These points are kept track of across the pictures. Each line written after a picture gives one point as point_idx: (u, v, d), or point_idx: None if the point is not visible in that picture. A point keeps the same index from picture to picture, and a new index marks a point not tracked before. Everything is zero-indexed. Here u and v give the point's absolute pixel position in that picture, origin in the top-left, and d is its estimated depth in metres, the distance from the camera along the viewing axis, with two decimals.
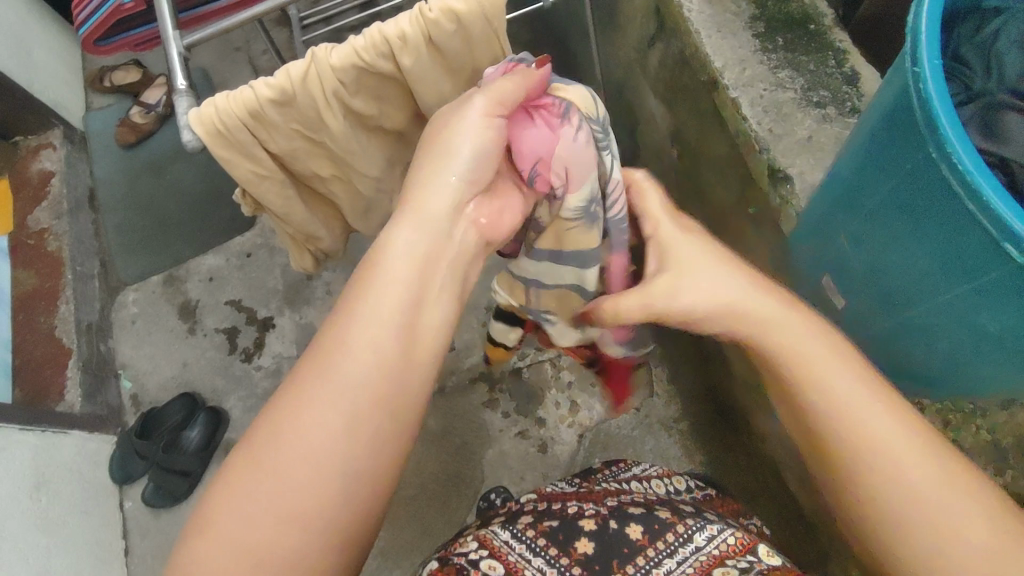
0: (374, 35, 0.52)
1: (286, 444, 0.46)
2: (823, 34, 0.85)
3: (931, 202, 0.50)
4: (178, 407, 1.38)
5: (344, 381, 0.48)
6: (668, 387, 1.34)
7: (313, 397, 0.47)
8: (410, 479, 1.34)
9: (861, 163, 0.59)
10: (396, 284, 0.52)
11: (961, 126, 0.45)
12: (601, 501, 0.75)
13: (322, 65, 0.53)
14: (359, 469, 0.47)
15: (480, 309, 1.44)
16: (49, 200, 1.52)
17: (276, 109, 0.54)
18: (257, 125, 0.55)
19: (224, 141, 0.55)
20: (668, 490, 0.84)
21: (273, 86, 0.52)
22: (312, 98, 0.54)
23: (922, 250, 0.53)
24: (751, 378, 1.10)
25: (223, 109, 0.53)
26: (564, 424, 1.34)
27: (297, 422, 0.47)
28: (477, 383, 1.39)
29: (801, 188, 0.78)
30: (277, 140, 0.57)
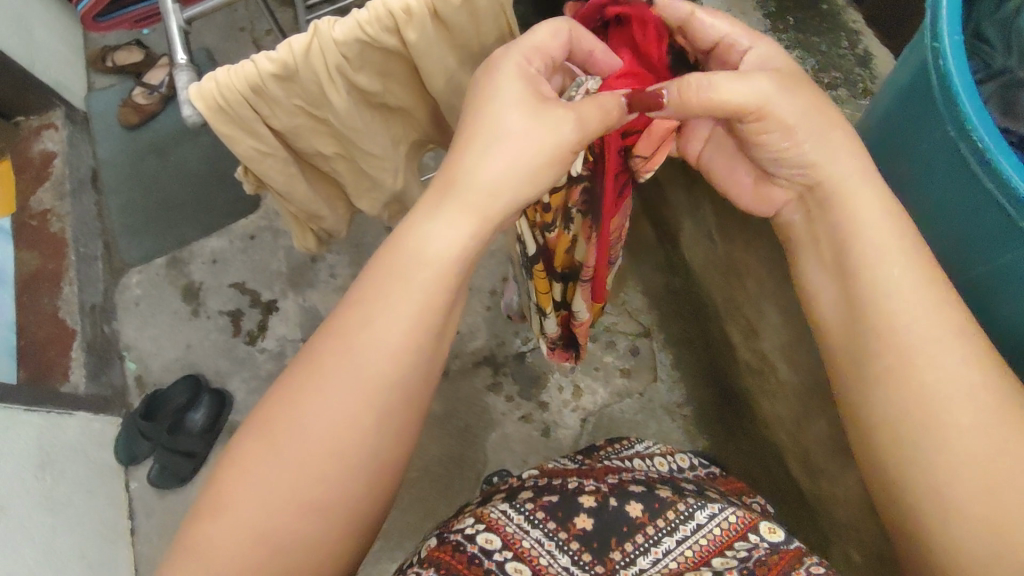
0: (377, 7, 0.51)
1: (310, 432, 0.50)
2: (836, 15, 0.84)
3: (950, 182, 0.49)
4: (182, 388, 1.38)
5: (376, 372, 0.51)
6: (672, 372, 1.35)
7: (332, 394, 0.50)
8: (413, 461, 1.34)
9: (878, 145, 0.58)
10: (426, 280, 0.52)
11: (980, 102, 0.44)
12: (602, 477, 0.75)
13: (325, 39, 0.51)
14: (372, 453, 0.51)
15: (484, 293, 1.43)
16: (52, 181, 1.51)
17: (278, 84, 0.53)
18: (259, 101, 0.54)
19: (226, 117, 0.54)
20: (671, 467, 0.84)
21: (274, 60, 0.51)
22: (314, 73, 0.53)
23: (942, 229, 0.53)
24: (755, 361, 1.10)
25: (224, 84, 0.52)
26: (568, 408, 1.34)
27: (321, 410, 0.50)
28: (480, 366, 1.39)
29: None
30: (280, 116, 0.57)
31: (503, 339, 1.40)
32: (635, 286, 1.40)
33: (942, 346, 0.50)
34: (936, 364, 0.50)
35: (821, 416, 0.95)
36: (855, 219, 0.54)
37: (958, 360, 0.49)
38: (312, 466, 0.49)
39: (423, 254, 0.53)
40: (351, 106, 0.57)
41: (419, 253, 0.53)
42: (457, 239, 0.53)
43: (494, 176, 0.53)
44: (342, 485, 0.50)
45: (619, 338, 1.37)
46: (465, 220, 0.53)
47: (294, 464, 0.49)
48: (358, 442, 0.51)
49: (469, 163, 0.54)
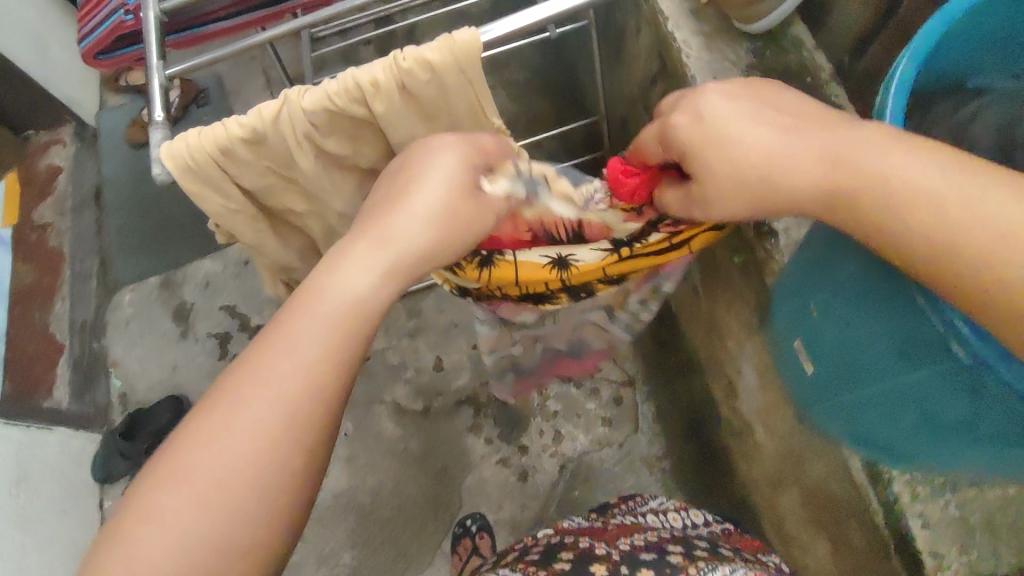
0: (346, 80, 0.51)
1: (212, 459, 0.42)
2: (820, 89, 0.82)
3: (881, 314, 0.46)
4: (165, 408, 1.36)
5: (297, 380, 0.45)
6: (654, 425, 1.35)
7: (249, 412, 0.43)
8: (388, 499, 1.34)
9: (808, 266, 0.56)
10: (335, 310, 0.48)
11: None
12: (617, 542, 0.80)
13: (294, 108, 0.51)
14: (278, 478, 0.43)
15: (471, 332, 1.44)
16: (54, 196, 1.59)
17: (247, 148, 0.53)
18: (228, 164, 0.54)
19: (196, 177, 0.54)
20: (684, 523, 0.90)
21: (245, 126, 0.51)
22: (283, 139, 0.53)
23: (873, 364, 0.49)
24: (736, 421, 1.10)
25: (194, 146, 0.52)
26: (547, 454, 1.34)
27: (226, 430, 0.43)
28: (462, 407, 1.39)
29: (786, 245, 0.71)
30: (250, 176, 0.57)
31: (486, 380, 1.40)
32: None
33: (918, 168, 0.41)
34: (951, 195, 0.39)
35: (791, 482, 0.95)
36: (801, 153, 0.47)
37: (949, 168, 0.40)
38: (217, 492, 0.42)
39: (337, 282, 0.48)
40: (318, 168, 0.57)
41: (338, 286, 0.49)
42: (371, 266, 0.51)
43: (417, 228, 0.53)
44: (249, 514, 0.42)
45: (603, 386, 1.38)
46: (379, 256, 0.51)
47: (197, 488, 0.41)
48: (271, 468, 0.43)
49: (398, 218, 0.53)
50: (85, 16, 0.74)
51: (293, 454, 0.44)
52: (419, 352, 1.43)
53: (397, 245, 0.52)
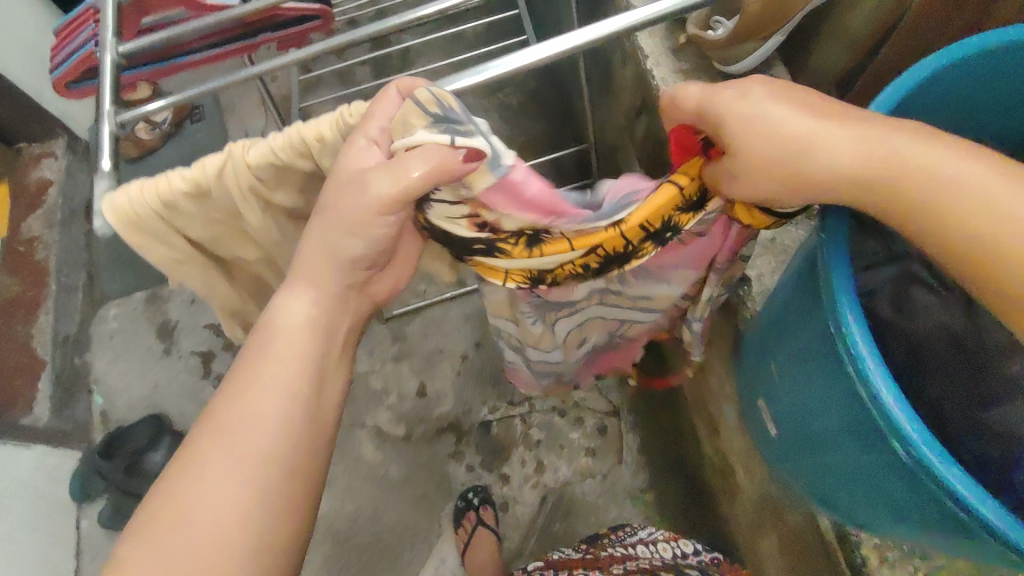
0: (293, 133, 0.44)
1: (196, 504, 0.48)
2: None
3: (827, 393, 0.46)
4: (145, 429, 1.36)
5: (250, 413, 0.51)
6: (638, 455, 1.31)
7: (217, 447, 0.50)
8: (367, 526, 1.32)
9: (769, 335, 0.56)
10: (287, 357, 0.53)
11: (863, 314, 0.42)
12: (607, 568, 0.91)
13: (238, 163, 0.43)
14: (257, 494, 0.50)
15: (456, 357, 1.42)
16: (44, 209, 1.55)
17: (193, 204, 0.44)
18: (173, 221, 0.45)
19: (142, 233, 0.45)
20: (674, 552, 0.94)
21: (188, 180, 0.43)
22: (229, 197, 0.45)
23: (826, 438, 0.48)
24: (717, 459, 1.08)
25: (138, 201, 0.43)
26: (529, 483, 1.32)
27: (203, 469, 0.49)
28: (445, 433, 1.37)
29: (759, 290, 0.70)
30: (197, 233, 0.47)
31: (470, 407, 1.38)
32: None
33: (936, 160, 0.46)
34: (955, 184, 0.46)
35: (771, 527, 0.92)
36: (845, 146, 0.47)
37: (946, 158, 0.46)
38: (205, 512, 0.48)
39: (286, 324, 0.53)
40: (273, 223, 0.50)
41: (278, 343, 0.53)
42: (314, 305, 0.54)
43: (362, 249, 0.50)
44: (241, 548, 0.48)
45: (586, 416, 1.35)
46: (323, 292, 0.54)
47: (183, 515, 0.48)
48: (251, 486, 0.49)
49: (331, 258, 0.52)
50: (62, 47, 0.73)
51: (270, 489, 0.50)
52: (404, 378, 1.42)
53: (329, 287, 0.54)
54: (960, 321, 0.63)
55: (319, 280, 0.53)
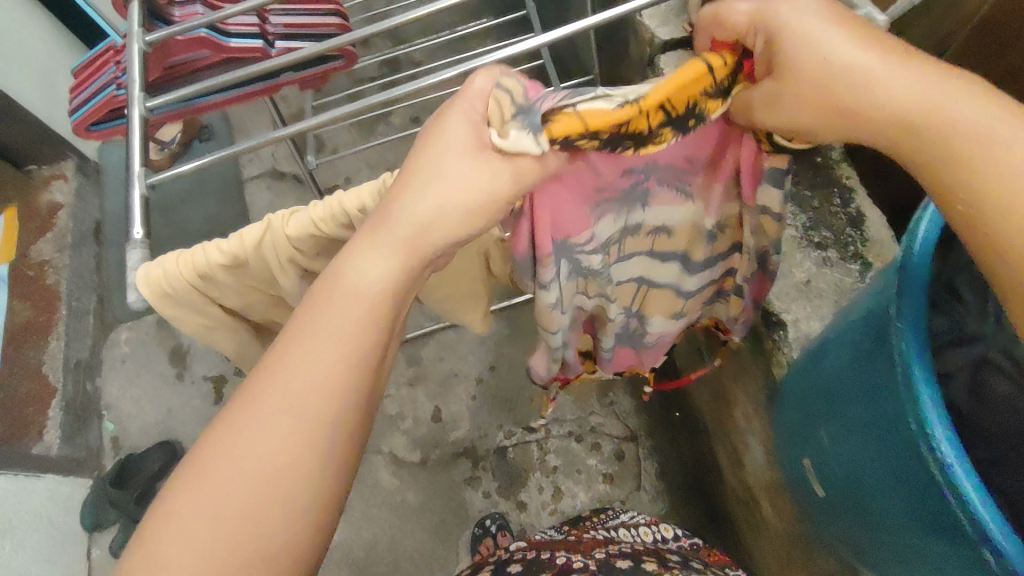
0: (333, 203, 0.42)
1: (232, 466, 0.40)
2: (830, 167, 0.78)
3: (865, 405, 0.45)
4: (158, 456, 1.35)
5: (285, 409, 0.41)
6: (656, 481, 1.30)
7: (261, 416, 0.41)
8: (384, 554, 1.30)
9: (813, 392, 0.54)
10: (352, 313, 0.42)
11: (921, 305, 0.40)
12: (589, 552, 0.88)
13: (277, 236, 0.41)
14: (294, 469, 0.40)
15: (470, 381, 1.41)
16: (54, 231, 1.53)
17: (229, 275, 0.43)
18: (209, 292, 0.44)
19: (176, 304, 0.44)
20: (654, 537, 0.97)
21: (226, 252, 0.42)
22: (266, 267, 0.43)
23: (855, 468, 0.47)
24: (742, 490, 1.07)
25: (173, 273, 0.41)
26: (546, 510, 1.30)
27: (239, 431, 0.41)
28: (461, 458, 1.36)
29: (796, 339, 0.70)
30: (233, 301, 0.46)
31: (485, 432, 1.37)
32: (624, 387, 1.37)
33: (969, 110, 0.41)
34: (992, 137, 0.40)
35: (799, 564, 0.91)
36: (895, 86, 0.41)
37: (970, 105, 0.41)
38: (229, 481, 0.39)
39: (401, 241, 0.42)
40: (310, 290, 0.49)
41: (349, 294, 0.42)
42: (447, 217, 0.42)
43: (437, 224, 0.42)
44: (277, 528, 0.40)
45: (603, 441, 1.34)
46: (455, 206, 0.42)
47: (210, 479, 0.40)
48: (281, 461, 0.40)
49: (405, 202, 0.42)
50: (81, 88, 0.73)
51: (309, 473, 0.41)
52: (418, 402, 1.41)
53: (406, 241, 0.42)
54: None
55: (398, 241, 0.42)
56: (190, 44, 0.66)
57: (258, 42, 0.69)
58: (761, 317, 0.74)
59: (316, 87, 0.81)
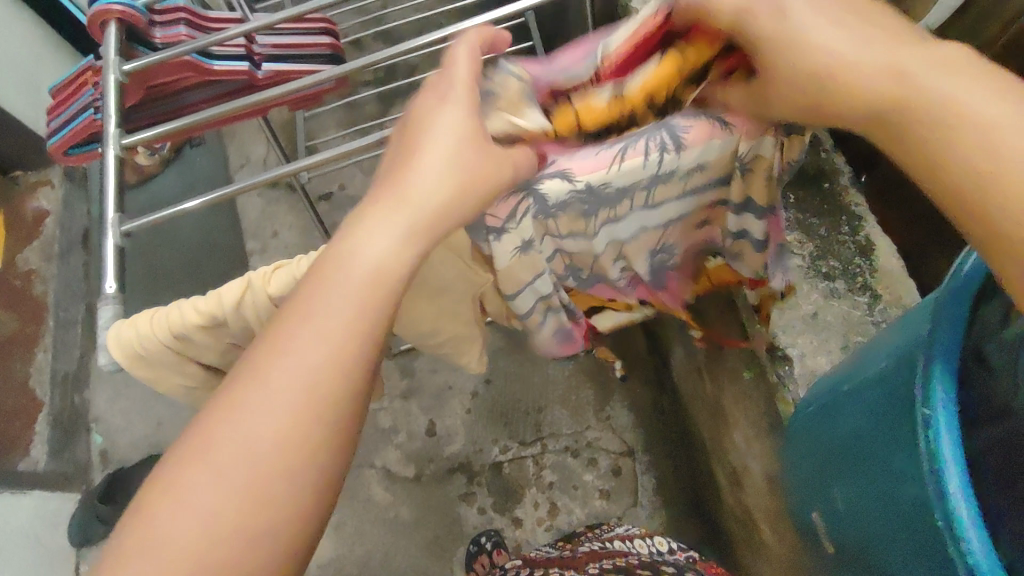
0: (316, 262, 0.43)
1: (233, 434, 0.38)
2: (839, 194, 0.75)
3: (888, 435, 0.43)
4: (147, 470, 1.28)
5: (282, 391, 0.39)
6: (653, 497, 1.28)
7: (257, 399, 0.39)
8: (376, 570, 1.28)
9: (831, 445, 0.52)
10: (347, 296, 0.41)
11: (959, 339, 0.37)
12: (584, 567, 0.88)
13: (258, 293, 0.41)
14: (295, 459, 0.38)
15: (466, 395, 1.39)
16: (40, 240, 1.50)
17: (205, 332, 0.42)
18: (186, 350, 0.43)
19: (150, 363, 0.43)
20: (651, 550, 0.91)
21: (203, 312, 0.41)
22: (247, 323, 0.43)
23: (878, 518, 0.44)
24: (742, 511, 1.05)
25: (146, 337, 0.40)
26: (541, 527, 1.28)
27: (237, 416, 0.38)
28: (455, 473, 1.33)
29: (801, 374, 0.70)
30: (209, 358, 0.46)
31: (480, 446, 1.35)
32: (621, 400, 1.36)
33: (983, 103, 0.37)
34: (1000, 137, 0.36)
35: None
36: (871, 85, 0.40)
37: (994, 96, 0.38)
38: (233, 470, 0.38)
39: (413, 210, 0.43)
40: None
41: (346, 269, 0.41)
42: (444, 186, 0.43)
43: (432, 187, 0.43)
44: (282, 508, 0.38)
45: (600, 456, 1.32)
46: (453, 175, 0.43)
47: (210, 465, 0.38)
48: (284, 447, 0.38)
49: (410, 173, 0.43)
50: (59, 111, 0.71)
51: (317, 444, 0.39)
52: (412, 416, 1.39)
53: (417, 207, 0.43)
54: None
55: (403, 202, 0.43)
56: (173, 69, 0.63)
57: (245, 65, 0.67)
58: (766, 350, 0.74)
59: (303, 108, 0.79)
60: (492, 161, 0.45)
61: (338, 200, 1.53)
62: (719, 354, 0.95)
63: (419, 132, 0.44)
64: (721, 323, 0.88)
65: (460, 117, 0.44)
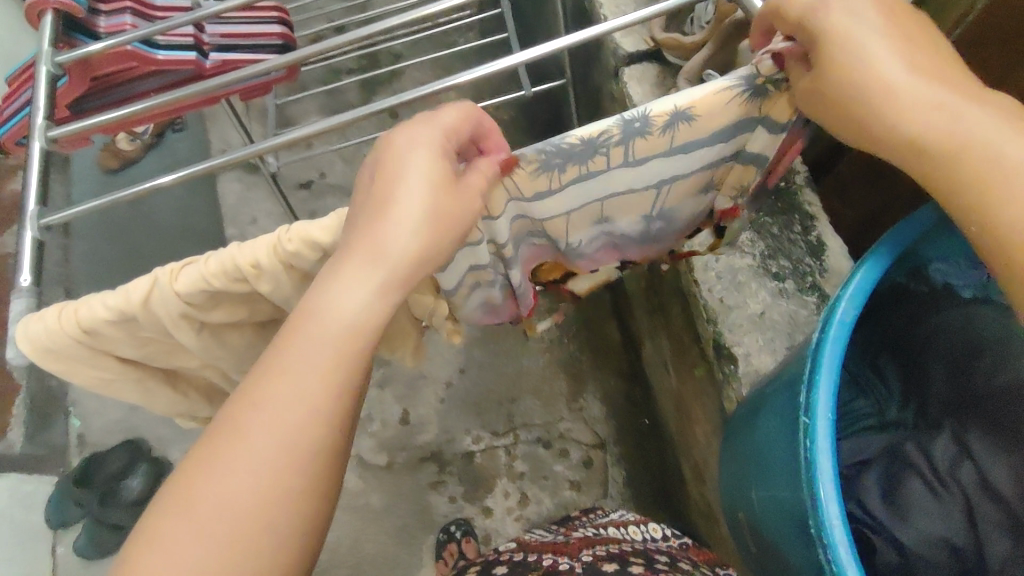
0: (225, 259, 0.44)
1: (219, 488, 0.40)
2: (793, 194, 0.76)
3: (785, 451, 0.49)
4: (121, 453, 1.29)
5: (270, 415, 0.42)
6: (622, 489, 1.28)
7: (247, 428, 0.42)
8: (347, 556, 1.30)
9: (747, 455, 0.57)
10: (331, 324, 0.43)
11: (836, 360, 0.44)
12: (576, 554, 0.85)
13: (166, 291, 0.44)
14: (289, 475, 0.42)
15: (439, 384, 1.40)
16: (19, 223, 1.51)
17: (115, 328, 0.45)
18: (96, 344, 0.46)
19: (61, 357, 0.45)
20: (645, 536, 0.91)
21: (112, 307, 0.43)
22: (157, 318, 0.46)
23: (779, 519, 0.50)
24: (704, 503, 1.06)
25: (55, 330, 0.43)
26: (511, 516, 1.29)
27: (226, 446, 0.41)
28: (427, 462, 1.34)
29: (745, 373, 0.70)
30: (128, 348, 0.49)
31: (453, 435, 1.35)
32: (594, 392, 1.36)
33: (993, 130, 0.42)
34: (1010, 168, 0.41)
35: None
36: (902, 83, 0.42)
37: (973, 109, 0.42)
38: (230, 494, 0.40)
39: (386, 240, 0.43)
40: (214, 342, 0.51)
41: (326, 307, 0.43)
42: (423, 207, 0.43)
43: (405, 241, 0.43)
44: (288, 515, 0.42)
45: (571, 447, 1.32)
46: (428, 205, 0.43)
47: (209, 492, 0.41)
48: (279, 464, 0.41)
49: (376, 226, 0.43)
50: (5, 97, 0.70)
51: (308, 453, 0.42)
52: (387, 404, 1.39)
53: (391, 267, 0.43)
54: (966, 533, 0.49)
55: (375, 257, 0.42)
56: (117, 56, 0.67)
57: (190, 54, 0.71)
58: (712, 348, 0.74)
59: (254, 99, 0.82)
60: (464, 199, 0.44)
61: (317, 188, 1.52)
62: (681, 349, 0.95)
63: (387, 182, 0.43)
64: (682, 318, 0.89)
65: (429, 167, 0.43)
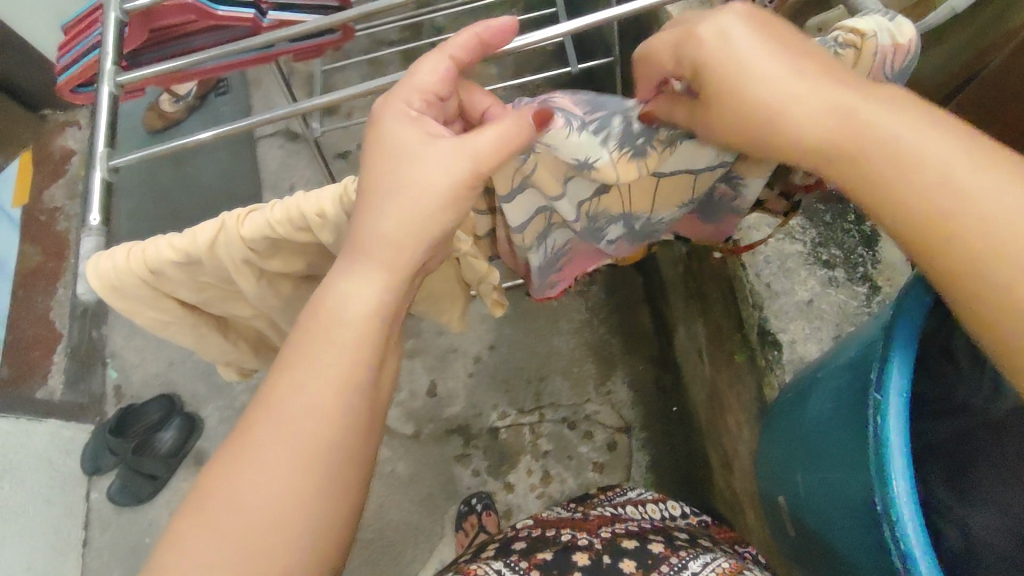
0: (290, 208, 0.45)
1: (234, 500, 0.42)
2: None
3: (842, 436, 0.49)
4: (157, 406, 1.33)
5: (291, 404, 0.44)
6: (646, 474, 1.28)
7: (273, 420, 0.44)
8: (372, 521, 1.32)
9: (796, 440, 0.57)
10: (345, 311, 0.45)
11: (909, 343, 0.44)
12: (595, 530, 0.85)
13: (230, 236, 0.46)
14: (314, 455, 0.44)
15: (469, 358, 1.40)
16: (66, 177, 1.54)
17: (179, 269, 0.47)
18: (159, 284, 0.49)
19: (125, 295, 0.48)
20: (663, 515, 0.92)
21: (178, 249, 0.46)
22: (219, 263, 0.48)
23: (829, 504, 0.51)
24: (729, 494, 1.06)
25: (122, 267, 0.45)
26: (533, 493, 1.30)
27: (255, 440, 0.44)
28: (453, 434, 1.35)
29: (789, 360, 0.69)
30: (185, 291, 0.51)
31: (480, 410, 1.36)
32: (622, 376, 1.35)
33: (925, 136, 0.43)
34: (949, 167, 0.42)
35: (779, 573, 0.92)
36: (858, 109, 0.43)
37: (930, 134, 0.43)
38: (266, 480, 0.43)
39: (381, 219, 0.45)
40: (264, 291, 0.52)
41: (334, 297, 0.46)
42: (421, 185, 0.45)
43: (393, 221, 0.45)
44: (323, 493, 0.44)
45: (597, 429, 1.32)
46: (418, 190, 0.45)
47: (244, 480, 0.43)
48: (306, 448, 0.43)
49: (372, 212, 0.45)
50: (69, 47, 0.72)
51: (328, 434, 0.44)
52: (415, 375, 1.40)
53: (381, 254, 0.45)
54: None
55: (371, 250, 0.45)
56: (177, 8, 0.67)
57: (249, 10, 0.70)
58: (756, 334, 0.73)
59: (310, 59, 0.82)
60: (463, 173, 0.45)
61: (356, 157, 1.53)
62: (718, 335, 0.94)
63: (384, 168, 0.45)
64: (724, 307, 0.88)
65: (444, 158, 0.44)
